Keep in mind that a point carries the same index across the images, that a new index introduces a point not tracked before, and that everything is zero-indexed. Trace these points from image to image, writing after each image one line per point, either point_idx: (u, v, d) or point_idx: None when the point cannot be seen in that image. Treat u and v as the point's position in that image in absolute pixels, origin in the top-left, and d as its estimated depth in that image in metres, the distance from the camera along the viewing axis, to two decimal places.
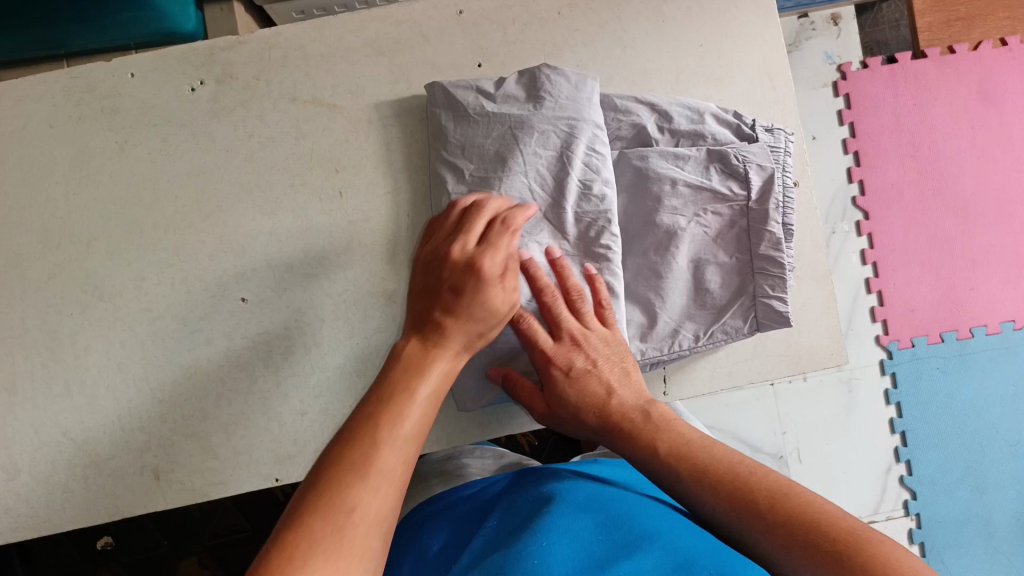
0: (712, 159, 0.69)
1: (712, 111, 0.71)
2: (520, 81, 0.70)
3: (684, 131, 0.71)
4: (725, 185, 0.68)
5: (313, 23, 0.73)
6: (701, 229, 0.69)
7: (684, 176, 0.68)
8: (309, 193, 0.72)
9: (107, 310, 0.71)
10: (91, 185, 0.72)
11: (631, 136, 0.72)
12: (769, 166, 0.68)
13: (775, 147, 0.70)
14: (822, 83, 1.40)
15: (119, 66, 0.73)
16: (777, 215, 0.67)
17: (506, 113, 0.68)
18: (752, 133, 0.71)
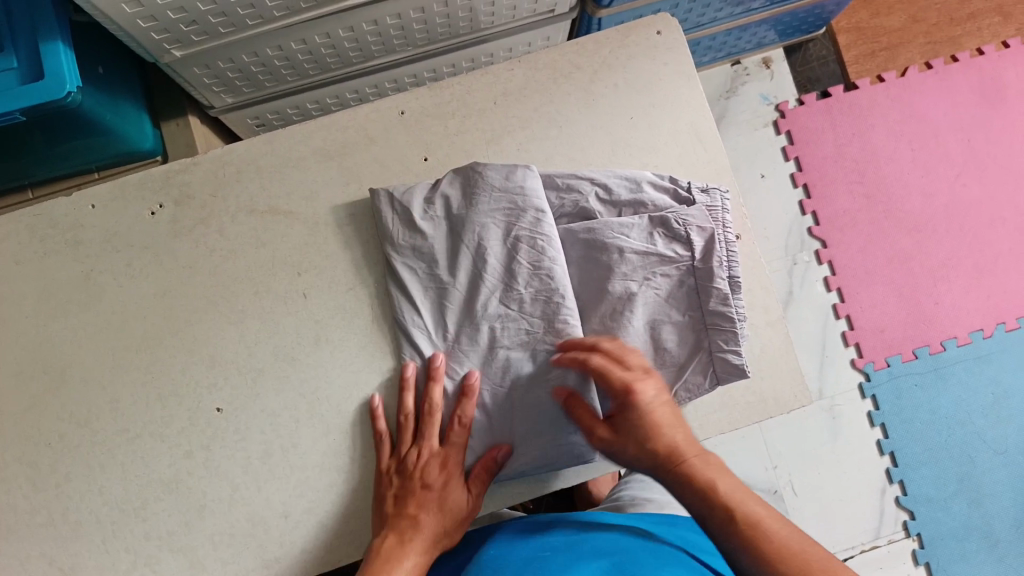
0: (654, 225, 0.72)
1: (649, 179, 0.75)
2: (453, 181, 0.74)
3: (624, 201, 0.74)
4: (670, 248, 0.72)
5: (263, 137, 0.77)
6: (653, 292, 0.72)
7: (631, 244, 0.71)
8: (274, 299, 0.74)
9: (85, 435, 0.73)
10: (60, 316, 0.74)
11: (575, 209, 0.75)
12: (709, 226, 0.71)
13: (712, 207, 0.73)
14: (763, 123, 1.47)
15: (79, 199, 0.76)
16: (721, 271, 0.70)
17: (445, 215, 0.73)
18: (689, 196, 0.74)
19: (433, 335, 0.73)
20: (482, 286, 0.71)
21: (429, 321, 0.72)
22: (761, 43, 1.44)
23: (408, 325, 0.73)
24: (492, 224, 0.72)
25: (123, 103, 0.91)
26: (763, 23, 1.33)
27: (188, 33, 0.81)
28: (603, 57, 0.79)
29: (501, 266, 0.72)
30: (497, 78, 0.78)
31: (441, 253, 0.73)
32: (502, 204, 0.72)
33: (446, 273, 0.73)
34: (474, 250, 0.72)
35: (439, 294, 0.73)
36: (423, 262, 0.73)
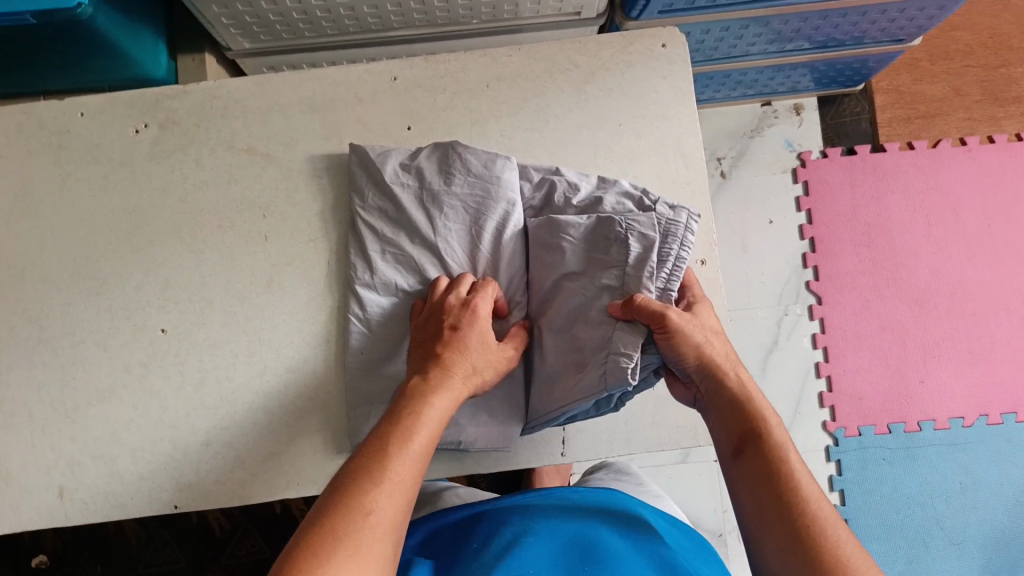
0: (598, 227, 0.67)
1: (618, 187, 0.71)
2: (435, 155, 0.74)
3: (583, 201, 0.71)
4: (608, 252, 0.67)
5: (254, 78, 0.78)
6: (579, 293, 0.67)
7: (568, 247, 0.68)
8: (236, 235, 0.76)
9: (33, 331, 0.75)
10: (30, 213, 0.76)
11: (541, 196, 0.74)
12: (651, 234, 0.65)
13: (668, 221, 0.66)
14: (782, 168, 1.45)
15: (70, 105, 0.78)
16: (652, 281, 0.64)
17: (418, 185, 0.73)
18: (652, 205, 0.68)
19: (381, 298, 0.73)
20: (438, 266, 0.72)
21: (380, 283, 0.73)
22: (794, 88, 1.43)
23: (359, 283, 0.73)
24: (460, 204, 0.72)
25: (143, 30, 0.94)
26: (798, 66, 1.32)
27: None
28: (602, 60, 0.79)
29: (462, 250, 0.72)
30: (493, 61, 0.79)
31: (405, 221, 0.73)
32: (475, 189, 0.72)
33: (407, 240, 0.73)
34: (436, 225, 0.72)
35: (396, 259, 0.73)
36: (387, 226, 0.74)
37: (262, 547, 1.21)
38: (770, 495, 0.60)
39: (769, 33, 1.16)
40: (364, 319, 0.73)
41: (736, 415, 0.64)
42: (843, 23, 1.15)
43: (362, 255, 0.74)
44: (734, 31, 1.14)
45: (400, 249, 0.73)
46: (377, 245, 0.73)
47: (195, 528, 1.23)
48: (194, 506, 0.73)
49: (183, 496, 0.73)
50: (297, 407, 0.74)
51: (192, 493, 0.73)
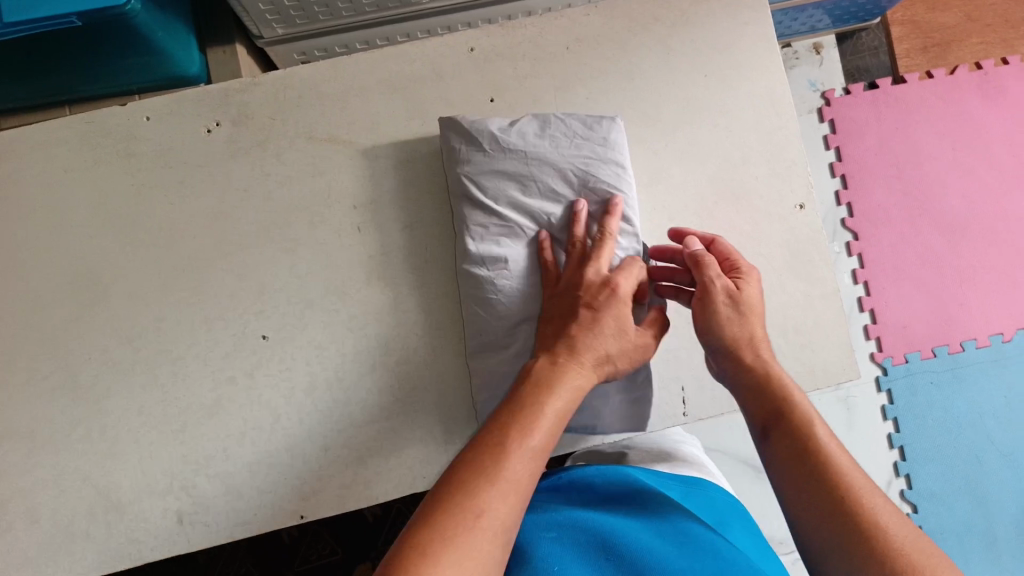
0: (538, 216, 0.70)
1: (543, 157, 0.69)
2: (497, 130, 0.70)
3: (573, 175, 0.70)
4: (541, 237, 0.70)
5: (328, 63, 0.74)
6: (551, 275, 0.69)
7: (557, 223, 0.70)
8: (328, 230, 0.73)
9: (127, 353, 0.72)
10: (110, 229, 0.73)
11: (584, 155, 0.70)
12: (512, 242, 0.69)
13: (506, 225, 0.69)
14: (807, 109, 1.46)
15: (134, 110, 0.74)
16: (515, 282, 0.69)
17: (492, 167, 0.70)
18: (507, 208, 0.70)
19: (493, 276, 0.69)
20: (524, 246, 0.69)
21: (488, 259, 0.69)
22: (813, 28, 1.43)
23: (468, 260, 0.69)
24: (570, 177, 0.70)
25: (174, 22, 0.88)
26: (820, 6, 1.32)
27: None
28: (682, 11, 0.76)
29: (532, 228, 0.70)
30: (572, 22, 0.76)
31: (516, 194, 0.70)
32: (530, 158, 0.70)
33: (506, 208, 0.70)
34: (547, 198, 0.70)
35: (503, 235, 0.70)
36: (479, 210, 0.70)
37: (332, 549, 1.08)
38: (835, 527, 0.51)
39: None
40: (478, 302, 0.69)
41: (784, 442, 0.57)
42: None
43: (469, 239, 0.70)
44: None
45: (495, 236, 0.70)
46: (474, 233, 0.70)
47: (263, 538, 1.10)
48: (321, 514, 0.70)
49: (308, 503, 0.70)
50: (414, 398, 0.71)
51: (318, 501, 0.70)
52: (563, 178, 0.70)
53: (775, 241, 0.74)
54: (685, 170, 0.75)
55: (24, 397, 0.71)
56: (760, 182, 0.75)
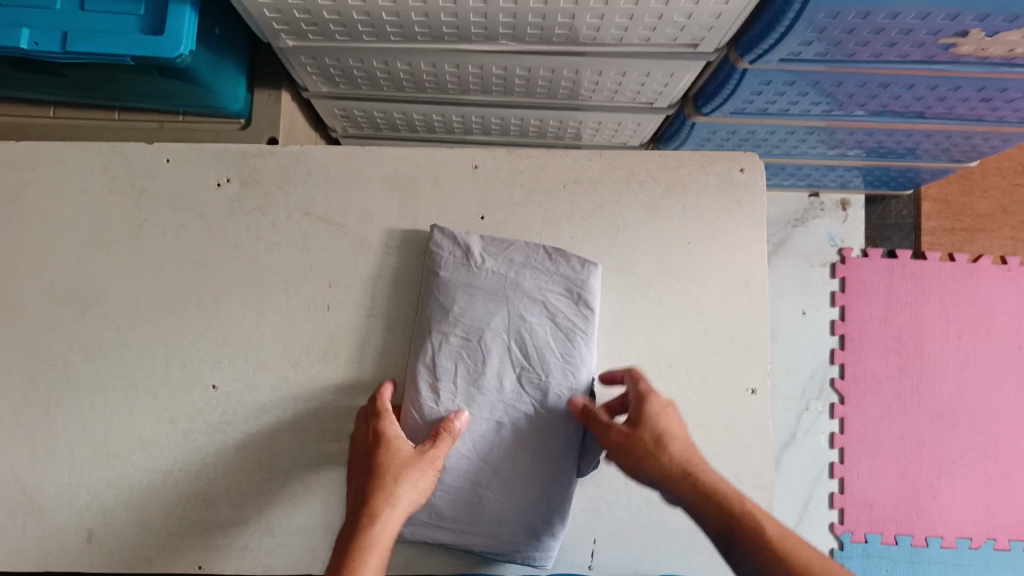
0: (491, 337, 0.73)
1: (511, 283, 0.74)
2: (472, 245, 0.75)
3: (534, 307, 0.74)
4: (487, 359, 0.73)
5: (340, 149, 0.79)
6: (490, 398, 0.73)
7: (507, 351, 0.73)
8: (300, 302, 0.77)
9: (87, 370, 0.76)
10: (104, 252, 0.78)
11: (557, 293, 0.74)
12: (461, 354, 0.73)
13: (461, 338, 0.73)
14: (821, 262, 1.47)
15: (156, 151, 0.79)
16: (451, 396, 0.72)
17: (459, 278, 0.74)
18: (463, 320, 0.73)
19: (434, 385, 0.72)
20: (468, 364, 0.73)
21: (435, 367, 0.73)
22: (844, 186, 1.45)
23: (422, 363, 0.73)
24: (541, 313, 0.74)
25: (226, 61, 0.91)
26: (852, 168, 1.36)
27: (306, 31, 0.83)
28: (681, 176, 0.79)
29: (481, 347, 0.73)
30: (573, 163, 0.79)
31: (479, 318, 0.74)
32: (498, 280, 0.74)
33: (463, 320, 0.74)
34: (513, 331, 0.74)
35: (461, 351, 0.73)
36: (441, 315, 0.74)
37: None
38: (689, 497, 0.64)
39: (834, 138, 1.21)
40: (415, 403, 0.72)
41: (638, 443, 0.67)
42: (903, 139, 1.22)
43: (425, 341, 0.73)
44: (777, 86, 1.02)
45: (445, 345, 0.73)
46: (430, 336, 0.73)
47: None
48: (220, 569, 0.73)
49: (212, 555, 0.73)
50: (336, 481, 0.74)
51: (220, 555, 0.73)
52: (527, 309, 0.74)
53: (719, 418, 0.76)
54: (648, 330, 0.77)
55: None
56: (717, 357, 0.77)
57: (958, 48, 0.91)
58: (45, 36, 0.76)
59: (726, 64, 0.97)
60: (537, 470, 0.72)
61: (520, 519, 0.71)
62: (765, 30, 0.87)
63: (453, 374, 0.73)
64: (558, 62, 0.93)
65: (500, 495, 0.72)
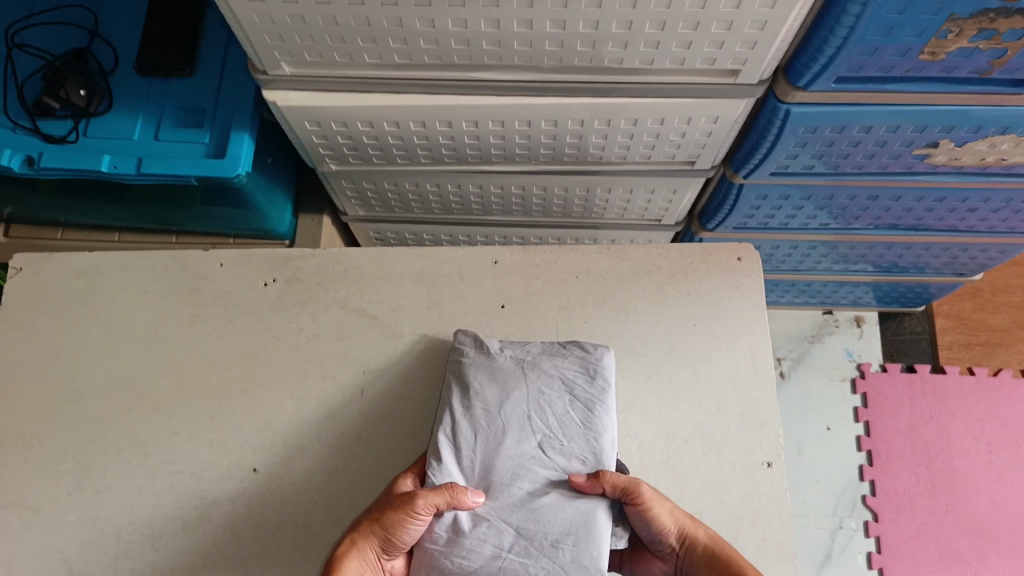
0: (509, 408, 0.75)
1: (527, 360, 0.78)
2: (491, 339, 0.81)
3: (550, 380, 0.77)
4: (506, 430, 0.74)
5: (374, 251, 0.88)
6: (508, 465, 0.73)
7: (524, 422, 0.75)
8: (336, 387, 0.83)
9: (137, 456, 0.81)
10: (161, 346, 0.85)
11: (572, 367, 0.78)
12: (479, 424, 0.75)
13: (480, 408, 0.75)
14: (841, 377, 1.50)
15: (212, 256, 0.89)
16: (469, 463, 0.73)
17: (480, 359, 0.79)
18: (482, 393, 0.76)
19: (453, 454, 0.73)
20: (486, 433, 0.74)
21: (454, 436, 0.74)
22: (856, 303, 1.51)
23: (443, 432, 0.74)
24: (559, 389, 0.77)
25: (276, 188, 1.04)
26: (860, 284, 1.42)
27: (348, 155, 0.96)
28: (683, 265, 0.87)
29: (499, 417, 0.75)
30: (584, 256, 0.87)
31: (497, 390, 0.76)
32: (515, 358, 0.79)
33: (482, 393, 0.76)
34: (532, 404, 0.76)
35: (481, 421, 0.75)
36: (461, 391, 0.77)
37: None
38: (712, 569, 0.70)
39: (847, 253, 1.27)
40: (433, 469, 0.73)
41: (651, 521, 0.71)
42: (917, 253, 1.26)
43: (445, 414, 0.76)
44: (774, 200, 1.07)
45: (464, 416, 0.75)
46: (451, 408, 0.76)
47: None
48: None
49: None
50: None
51: None
52: (543, 382, 0.77)
53: (735, 491, 0.78)
54: (662, 407, 0.81)
55: (42, 474, 0.81)
56: (729, 431, 0.80)
57: (931, 159, 0.93)
58: (122, 161, 0.88)
59: (724, 180, 1.05)
60: (560, 530, 0.69)
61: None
62: (751, 144, 0.93)
63: (471, 443, 0.74)
64: (572, 180, 1.03)
65: (524, 553, 0.68)
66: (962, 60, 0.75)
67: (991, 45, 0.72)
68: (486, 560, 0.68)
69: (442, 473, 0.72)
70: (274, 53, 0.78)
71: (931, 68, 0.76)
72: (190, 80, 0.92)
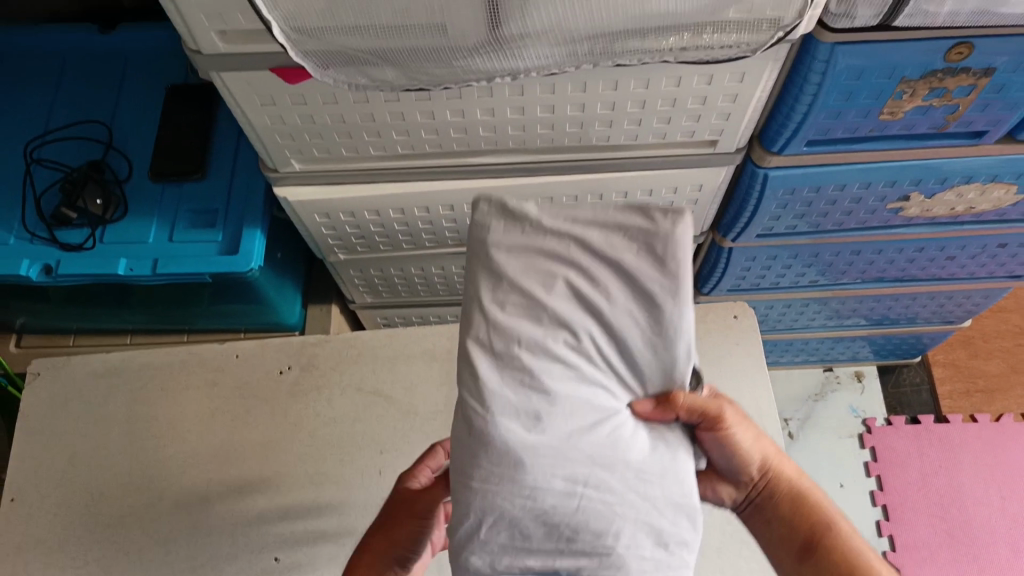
0: (566, 318, 0.52)
1: (580, 241, 0.52)
2: (517, 207, 0.54)
3: (616, 271, 0.52)
4: (569, 349, 0.52)
5: (386, 332, 0.91)
6: (575, 399, 0.52)
7: (589, 336, 0.52)
8: (354, 469, 0.84)
9: (159, 553, 0.81)
10: (180, 441, 0.87)
11: (646, 243, 0.51)
12: (530, 339, 0.51)
13: (525, 315, 0.52)
14: (847, 433, 1.52)
15: (228, 348, 0.91)
16: (518, 396, 0.50)
17: (516, 239, 0.53)
18: (527, 292, 0.52)
19: (490, 385, 0.50)
20: (539, 352, 0.51)
21: (493, 356, 0.51)
22: (854, 358, 1.54)
23: (472, 339, 0.51)
24: (627, 283, 0.52)
25: (286, 281, 1.08)
26: (856, 339, 1.45)
27: (355, 244, 1.00)
28: None
29: (555, 330, 0.52)
30: None
31: (547, 289, 0.52)
32: (563, 231, 0.53)
33: (524, 292, 0.52)
34: (595, 311, 0.52)
35: (530, 332, 0.51)
36: (493, 291, 0.52)
37: None
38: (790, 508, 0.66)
39: (841, 309, 1.31)
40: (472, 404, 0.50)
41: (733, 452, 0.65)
42: (907, 304, 1.30)
43: (473, 325, 0.52)
44: (763, 261, 1.12)
45: (505, 325, 0.51)
46: (482, 315, 0.51)
47: None
48: None
49: None
50: None
51: None
52: (614, 278, 0.52)
53: None
54: None
55: None
56: None
57: (906, 212, 0.98)
58: (139, 263, 0.93)
59: (714, 245, 1.10)
60: None
61: (633, 520, 0.51)
62: (736, 209, 0.98)
63: (518, 367, 0.51)
64: None
65: None
66: (919, 116, 0.79)
67: (943, 102, 0.76)
68: (557, 501, 0.50)
69: (485, 412, 0.50)
70: (285, 152, 0.83)
71: (892, 126, 0.81)
72: (202, 183, 0.97)
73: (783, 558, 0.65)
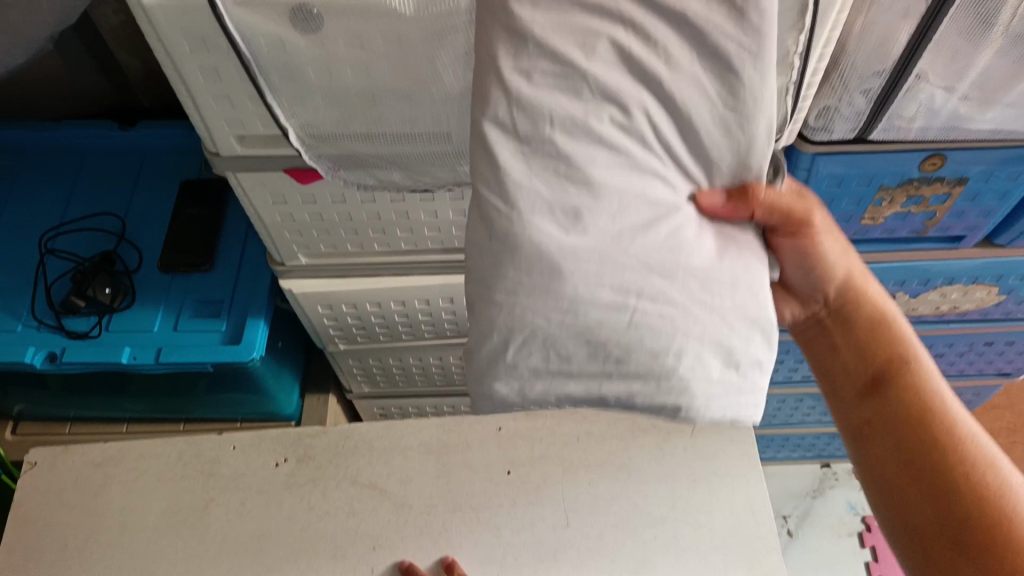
0: (609, 89, 0.45)
1: None
2: None
3: (670, 28, 0.45)
4: (610, 125, 0.45)
5: (383, 424, 0.92)
6: (617, 176, 0.46)
7: (634, 104, 0.45)
8: (347, 564, 0.83)
9: None
10: (172, 534, 0.86)
11: None
12: (565, 113, 0.44)
13: (557, 76, 0.44)
14: (847, 531, 1.50)
15: (225, 439, 0.92)
16: (557, 175, 0.45)
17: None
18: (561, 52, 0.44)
19: (521, 160, 0.44)
20: (577, 127, 0.45)
21: (520, 136, 0.44)
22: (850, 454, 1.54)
23: (492, 119, 0.44)
24: (684, 38, 0.45)
25: (285, 371, 1.09)
26: None
27: (355, 335, 1.02)
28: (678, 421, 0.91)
29: (595, 98, 0.45)
30: (584, 417, 0.91)
31: (583, 49, 0.44)
32: None
33: (558, 45, 0.43)
34: (642, 75, 0.45)
35: (563, 106, 0.44)
36: (517, 53, 0.43)
37: None
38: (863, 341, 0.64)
39: None
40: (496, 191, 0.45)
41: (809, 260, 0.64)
42: None
43: (491, 103, 0.44)
44: None
45: (533, 101, 0.44)
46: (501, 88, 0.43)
47: None
48: None
49: None
50: None
51: None
52: (664, 32, 0.45)
53: None
54: (672, 564, 0.82)
55: None
56: None
57: None
58: (143, 352, 0.94)
59: None
60: None
61: (699, 336, 0.48)
62: None
63: (553, 144, 0.44)
64: None
65: None
66: (898, 222, 0.84)
67: (921, 209, 0.81)
68: (605, 315, 0.47)
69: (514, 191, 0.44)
70: (292, 246, 0.86)
71: (874, 231, 0.85)
72: (208, 274, 1.00)
73: (845, 392, 0.65)
